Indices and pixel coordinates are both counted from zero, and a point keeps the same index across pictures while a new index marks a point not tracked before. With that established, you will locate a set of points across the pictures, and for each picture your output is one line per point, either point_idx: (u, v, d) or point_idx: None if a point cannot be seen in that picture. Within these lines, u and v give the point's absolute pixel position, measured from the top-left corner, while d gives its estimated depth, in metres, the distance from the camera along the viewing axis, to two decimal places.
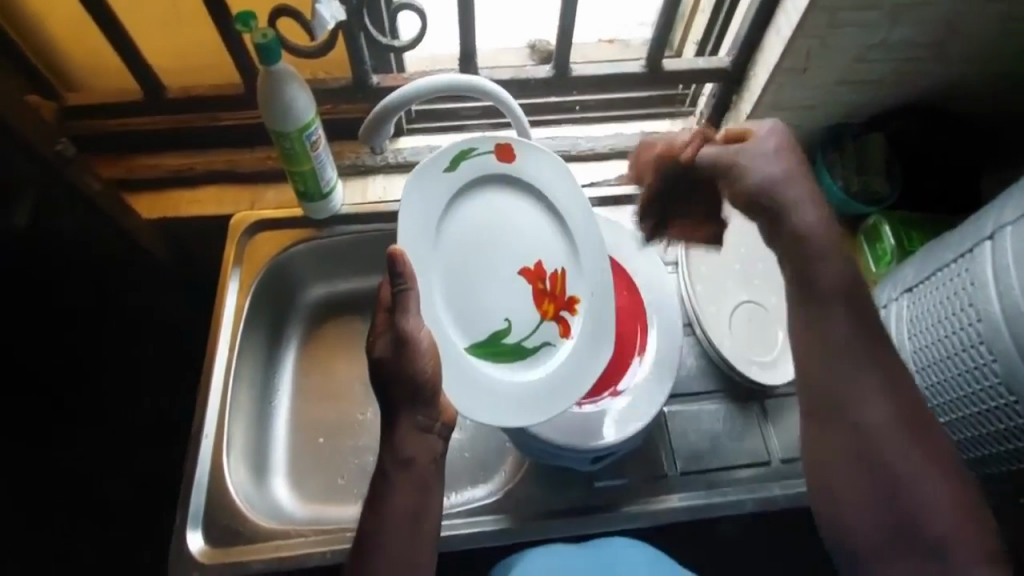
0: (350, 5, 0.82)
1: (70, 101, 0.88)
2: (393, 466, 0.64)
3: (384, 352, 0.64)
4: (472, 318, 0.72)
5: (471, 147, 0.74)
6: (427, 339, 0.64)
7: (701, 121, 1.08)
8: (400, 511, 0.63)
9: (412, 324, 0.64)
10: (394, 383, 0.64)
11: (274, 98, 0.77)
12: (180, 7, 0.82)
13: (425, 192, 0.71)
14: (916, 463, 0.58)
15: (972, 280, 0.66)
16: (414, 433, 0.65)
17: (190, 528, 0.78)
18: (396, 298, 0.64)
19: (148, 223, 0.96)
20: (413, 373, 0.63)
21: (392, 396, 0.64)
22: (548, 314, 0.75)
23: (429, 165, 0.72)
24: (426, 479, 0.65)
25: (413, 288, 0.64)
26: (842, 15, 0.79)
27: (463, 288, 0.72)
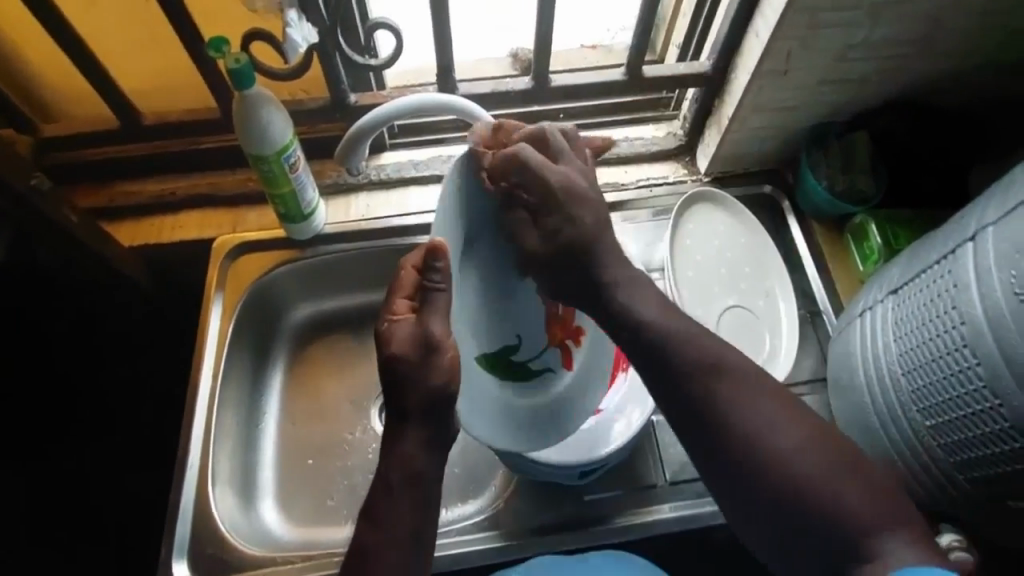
0: (324, 27, 0.82)
1: (46, 132, 0.89)
2: (400, 482, 0.62)
3: (401, 348, 0.60)
4: (490, 335, 0.74)
5: (519, 144, 0.69)
6: (452, 349, 0.61)
7: (685, 125, 1.07)
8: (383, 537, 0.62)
9: (440, 328, 0.60)
10: (409, 386, 0.60)
11: (248, 123, 0.77)
12: (152, 33, 0.82)
13: (468, 180, 0.67)
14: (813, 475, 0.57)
15: (955, 282, 0.65)
16: (419, 450, 0.62)
17: (176, 558, 0.77)
18: (429, 295, 0.61)
19: (131, 250, 0.96)
20: (430, 384, 0.60)
21: (403, 406, 0.61)
22: (554, 340, 0.79)
23: (475, 152, 0.66)
24: (431, 495, 0.63)
25: (447, 291, 0.62)
26: (819, 16, 0.79)
27: (485, 303, 0.72)
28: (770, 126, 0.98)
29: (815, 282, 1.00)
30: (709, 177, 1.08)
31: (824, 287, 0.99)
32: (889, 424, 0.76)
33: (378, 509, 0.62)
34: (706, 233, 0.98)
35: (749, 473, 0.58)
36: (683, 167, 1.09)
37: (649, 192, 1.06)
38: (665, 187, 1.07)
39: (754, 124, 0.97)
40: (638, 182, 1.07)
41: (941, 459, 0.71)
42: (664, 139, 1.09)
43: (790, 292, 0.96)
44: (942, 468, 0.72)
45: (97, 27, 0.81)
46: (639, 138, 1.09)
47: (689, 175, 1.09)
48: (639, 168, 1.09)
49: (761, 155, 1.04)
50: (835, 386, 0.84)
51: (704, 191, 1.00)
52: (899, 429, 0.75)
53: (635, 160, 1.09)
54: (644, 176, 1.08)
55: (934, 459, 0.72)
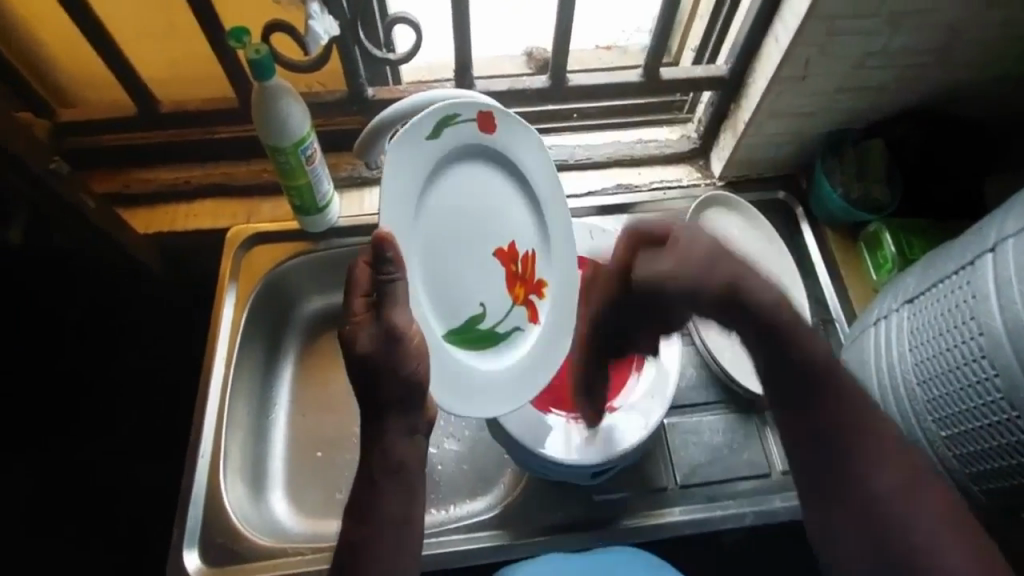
0: (344, 19, 0.81)
1: (63, 117, 0.88)
2: (383, 474, 0.63)
3: (369, 347, 0.60)
4: (450, 305, 0.68)
5: (454, 113, 0.68)
6: (417, 336, 0.61)
7: (700, 129, 1.07)
8: (384, 524, 0.63)
9: (402, 318, 0.60)
10: (381, 383, 0.61)
11: (269, 114, 0.77)
12: (173, 21, 0.82)
13: (411, 160, 0.64)
14: (889, 491, 0.57)
15: (973, 293, 0.65)
16: (404, 438, 0.64)
17: (186, 547, 0.77)
18: (384, 288, 0.59)
19: (145, 237, 0.96)
20: (399, 378, 0.61)
21: (376, 400, 0.62)
22: (518, 297, 0.75)
23: (413, 132, 0.64)
24: (418, 484, 0.65)
25: (404, 278, 0.59)
26: (841, 23, 0.79)
27: (440, 268, 0.67)
28: (786, 132, 0.98)
29: (828, 289, 1.00)
30: (723, 181, 1.08)
31: (836, 294, 0.99)
32: None
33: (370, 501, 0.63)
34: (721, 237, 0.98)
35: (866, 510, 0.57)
36: (696, 171, 1.09)
37: (663, 195, 1.06)
38: (679, 191, 1.07)
39: (770, 129, 0.97)
40: (652, 185, 1.07)
41: (956, 470, 0.72)
42: (678, 142, 1.09)
43: (803, 299, 0.97)
44: (956, 478, 0.72)
45: (117, 14, 0.80)
46: (653, 141, 1.09)
47: (703, 178, 1.09)
48: (652, 170, 1.09)
49: (775, 161, 1.04)
50: None
51: (717, 197, 1.00)
52: (913, 439, 0.75)
53: (649, 162, 1.09)
54: (657, 178, 1.08)
55: (948, 469, 0.72)
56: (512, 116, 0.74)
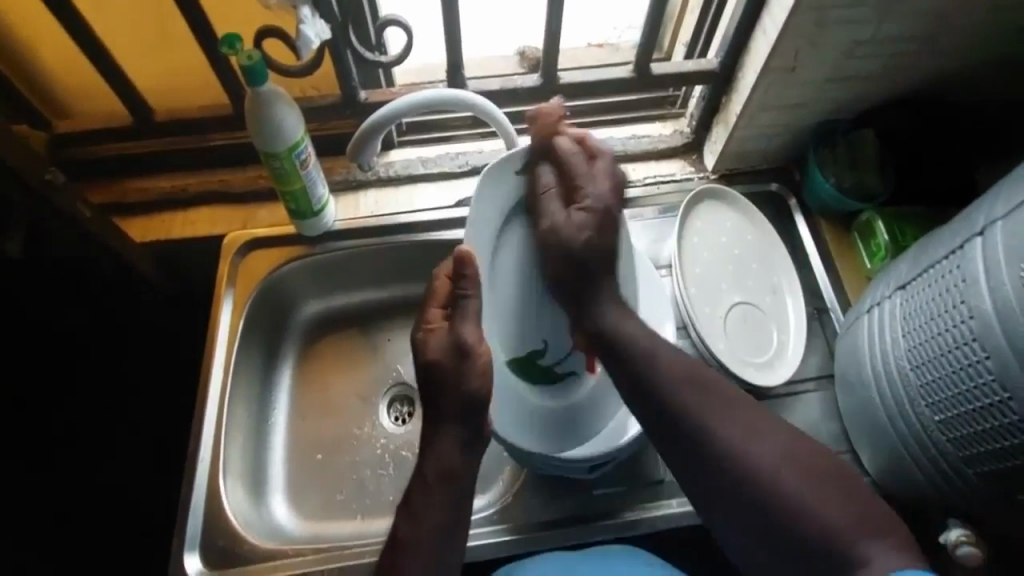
0: (335, 22, 0.82)
1: (59, 129, 0.90)
2: (434, 479, 0.68)
3: (436, 354, 0.70)
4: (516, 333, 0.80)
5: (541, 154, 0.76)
6: (483, 353, 0.69)
7: (692, 123, 1.08)
8: (422, 527, 0.66)
9: (469, 332, 0.69)
10: (445, 389, 0.69)
11: (262, 119, 0.78)
12: (165, 31, 0.83)
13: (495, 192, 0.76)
14: (774, 467, 0.62)
15: (963, 277, 0.65)
16: (453, 444, 0.69)
17: (188, 551, 0.78)
18: (459, 304, 0.69)
19: (142, 246, 0.96)
20: (462, 390, 0.68)
21: (440, 405, 0.69)
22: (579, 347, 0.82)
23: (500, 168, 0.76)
24: (466, 489, 0.69)
25: (475, 297, 0.70)
26: (829, 14, 0.79)
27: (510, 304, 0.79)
28: (779, 123, 0.98)
29: (822, 281, 1.00)
30: (716, 174, 1.08)
31: (831, 285, 0.99)
32: (898, 419, 0.76)
33: (416, 508, 0.67)
34: (714, 230, 0.98)
35: (728, 493, 0.63)
36: (690, 165, 1.09)
37: (657, 189, 1.07)
38: (672, 185, 1.08)
39: (762, 121, 0.97)
40: (645, 180, 1.08)
41: (949, 453, 0.72)
42: (671, 137, 1.10)
43: (797, 290, 0.97)
44: (950, 462, 0.72)
45: (111, 26, 0.82)
46: (645, 136, 1.10)
47: (696, 172, 1.09)
48: (646, 165, 1.09)
49: (768, 153, 1.05)
50: (843, 380, 0.85)
51: (711, 188, 1.00)
52: (908, 424, 0.75)
53: (643, 157, 1.09)
54: (651, 173, 1.08)
55: (942, 453, 0.73)
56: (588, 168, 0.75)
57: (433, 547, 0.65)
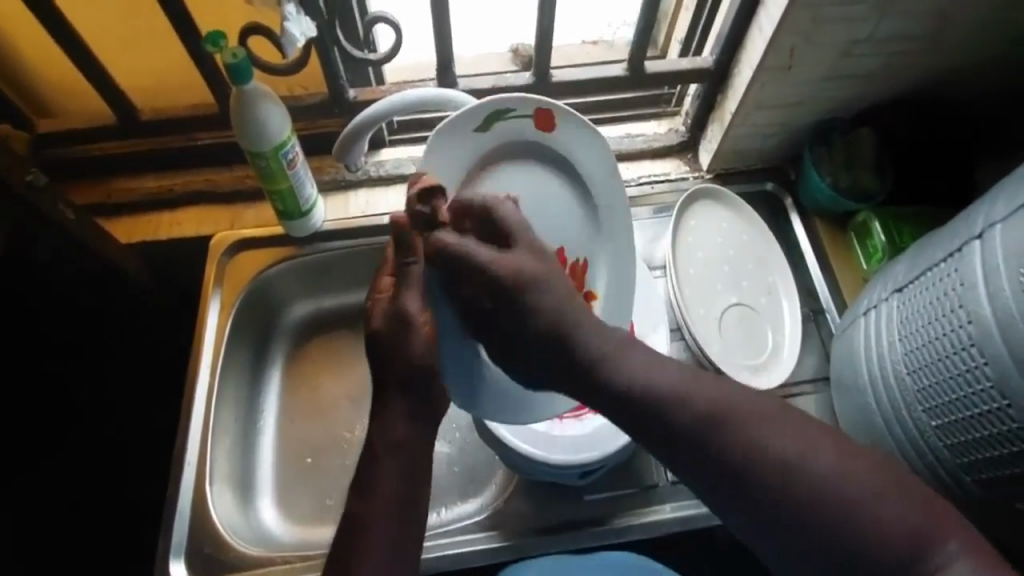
0: (322, 20, 0.81)
1: (41, 127, 0.88)
2: (384, 450, 0.62)
3: (381, 324, 0.63)
4: None
5: (508, 107, 0.67)
6: (426, 323, 0.62)
7: (687, 121, 1.06)
8: (374, 506, 0.61)
9: (414, 304, 0.62)
10: (387, 359, 0.62)
11: (246, 119, 0.76)
12: (150, 30, 0.82)
13: (458, 150, 0.66)
14: (828, 466, 0.51)
15: (962, 280, 0.64)
16: (402, 419, 0.63)
17: (173, 559, 0.76)
18: (404, 272, 0.62)
19: (128, 247, 0.95)
20: (408, 360, 0.62)
21: (383, 379, 0.63)
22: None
23: (460, 122, 0.64)
24: (416, 460, 0.63)
25: (422, 264, 0.62)
26: (826, 11, 0.77)
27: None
28: (775, 122, 0.97)
29: (818, 281, 0.99)
30: (711, 173, 1.06)
31: (828, 286, 0.98)
32: (894, 424, 0.75)
33: (366, 483, 0.62)
34: (709, 230, 0.97)
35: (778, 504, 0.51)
36: (684, 164, 1.08)
37: (651, 188, 1.05)
38: (666, 184, 1.06)
39: (757, 120, 0.95)
40: (639, 179, 1.06)
41: (947, 459, 0.71)
42: (666, 135, 1.08)
43: (794, 291, 0.96)
44: (948, 468, 0.71)
45: (94, 23, 0.80)
46: (640, 135, 1.08)
47: (691, 171, 1.08)
48: (640, 164, 1.08)
49: (763, 152, 1.03)
50: (839, 385, 0.84)
51: (705, 187, 0.98)
52: (904, 429, 0.74)
53: (636, 156, 1.08)
54: (644, 172, 1.07)
55: (939, 459, 0.71)
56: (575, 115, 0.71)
57: (388, 522, 0.61)
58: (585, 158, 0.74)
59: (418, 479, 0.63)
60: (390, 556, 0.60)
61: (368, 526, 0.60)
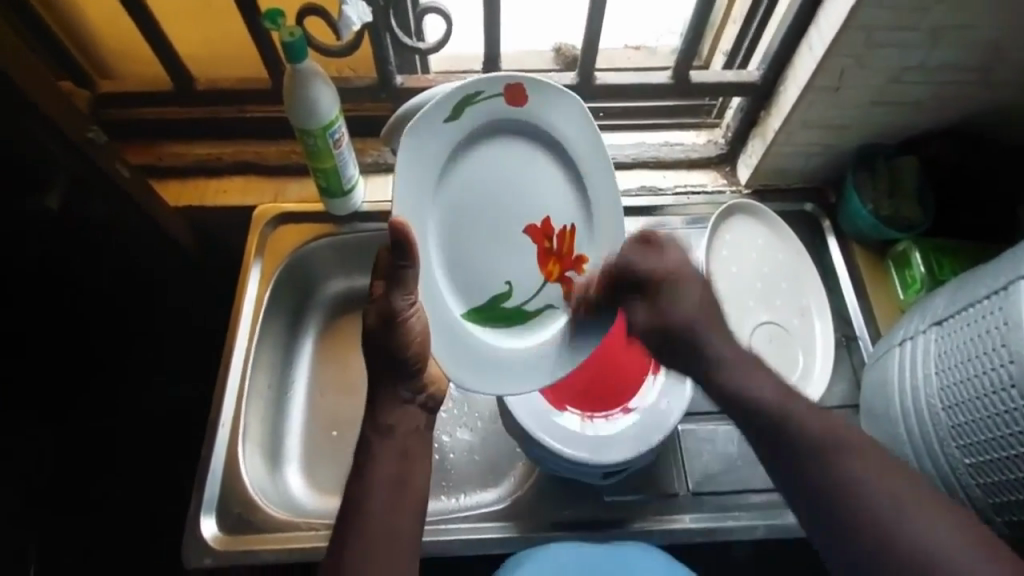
0: (377, 6, 0.81)
1: (102, 88, 0.89)
2: (376, 434, 0.67)
3: (373, 321, 0.67)
4: (470, 282, 0.74)
5: (475, 91, 0.72)
6: (415, 317, 0.68)
7: (728, 134, 1.06)
8: (373, 482, 0.64)
9: (404, 301, 0.66)
10: (383, 353, 0.68)
11: (298, 96, 0.78)
12: (210, 0, 0.83)
13: (428, 143, 0.71)
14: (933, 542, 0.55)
15: (1006, 319, 0.64)
16: (397, 404, 0.69)
17: (204, 514, 0.78)
18: (394, 273, 0.65)
19: (175, 211, 0.96)
20: (399, 351, 0.68)
21: (379, 367, 0.69)
22: (551, 275, 0.77)
23: (429, 115, 0.70)
24: (408, 445, 0.68)
25: (414, 267, 0.65)
26: (879, 35, 0.77)
27: (461, 246, 0.74)
28: (819, 142, 0.96)
29: (852, 306, 0.98)
30: (749, 189, 1.06)
31: (861, 311, 0.98)
32: (924, 458, 0.74)
33: (368, 457, 0.66)
34: (745, 245, 0.97)
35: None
36: (722, 177, 1.08)
37: (688, 199, 1.05)
38: (703, 197, 1.06)
39: (800, 139, 0.95)
40: (676, 189, 1.06)
41: (977, 498, 0.70)
42: (705, 147, 1.08)
43: (826, 313, 0.95)
44: (978, 508, 0.70)
45: None
46: (679, 145, 1.08)
47: (729, 185, 1.07)
48: (677, 174, 1.07)
49: (804, 172, 1.02)
50: (869, 414, 0.83)
51: (742, 203, 0.98)
52: (935, 465, 0.73)
53: (675, 166, 1.07)
54: (681, 183, 1.06)
55: (969, 498, 0.71)
56: (541, 83, 0.74)
57: (382, 500, 0.64)
58: (562, 125, 0.77)
59: (413, 458, 0.68)
60: (390, 526, 0.63)
61: (366, 497, 0.64)
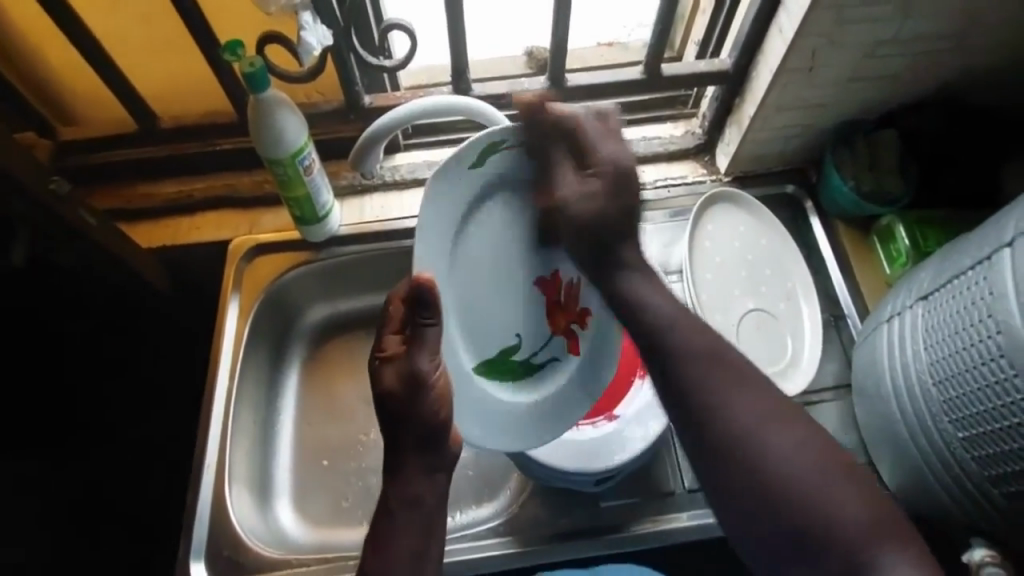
0: (338, 28, 0.81)
1: (65, 136, 0.90)
2: (399, 505, 0.67)
3: (393, 385, 0.65)
4: (484, 338, 0.73)
5: (501, 140, 0.66)
6: (440, 378, 0.65)
7: (704, 123, 1.04)
8: (392, 558, 0.65)
9: (427, 362, 0.64)
10: (400, 419, 0.66)
11: (263, 126, 0.77)
12: (167, 39, 0.83)
13: (449, 196, 0.67)
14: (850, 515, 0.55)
15: (990, 289, 0.62)
16: (420, 474, 0.68)
17: (193, 559, 0.78)
18: (418, 332, 0.64)
19: (149, 253, 0.96)
20: (423, 417, 0.65)
21: (398, 437, 0.67)
22: (559, 329, 0.76)
23: (452, 167, 0.66)
24: (431, 517, 0.68)
25: (437, 324, 0.64)
26: (847, 12, 0.76)
27: (471, 295, 0.71)
28: (795, 124, 0.95)
29: (838, 284, 0.97)
30: (728, 176, 1.05)
31: (847, 288, 0.96)
32: (920, 436, 0.73)
33: (387, 527, 0.67)
34: (725, 234, 0.96)
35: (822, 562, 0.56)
36: (702, 167, 1.06)
37: (667, 192, 1.04)
38: (683, 188, 1.05)
39: (776, 123, 0.94)
40: (655, 183, 1.05)
41: (974, 473, 0.69)
42: (682, 138, 1.07)
43: (813, 296, 0.94)
44: (975, 482, 0.69)
45: (116, 33, 0.81)
46: (656, 138, 1.07)
47: (709, 174, 1.06)
48: (656, 168, 1.06)
49: (784, 153, 1.01)
50: (862, 394, 0.82)
51: (722, 192, 0.97)
52: (930, 441, 0.72)
53: (653, 159, 1.06)
54: (660, 176, 1.05)
55: (966, 473, 0.69)
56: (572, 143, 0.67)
57: (403, 574, 0.65)
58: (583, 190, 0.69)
59: (435, 530, 0.68)
60: None
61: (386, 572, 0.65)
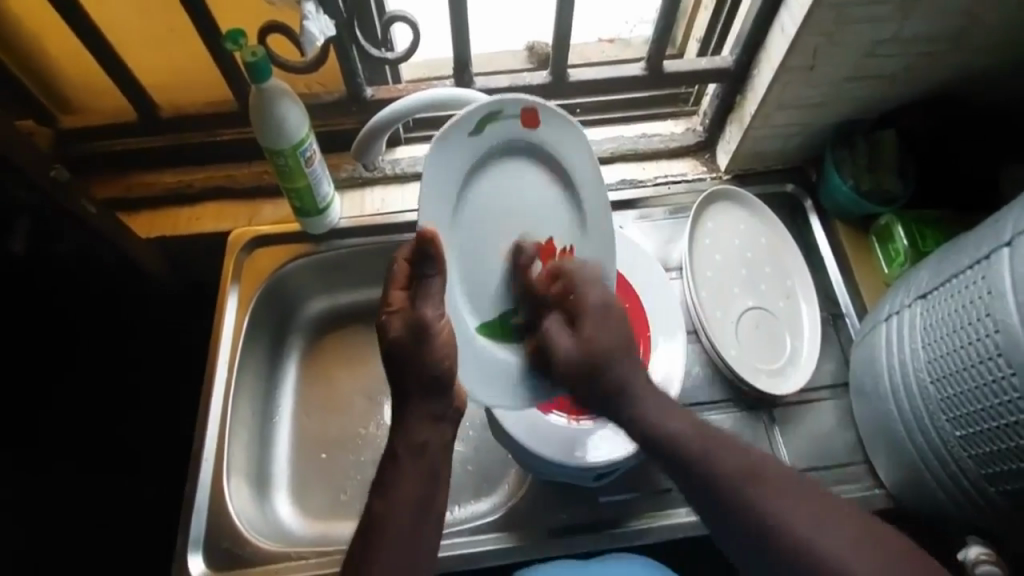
0: (340, 20, 0.80)
1: (63, 124, 0.89)
2: (405, 452, 0.67)
3: (399, 335, 0.65)
4: (486, 302, 0.69)
5: (497, 110, 0.65)
6: (446, 330, 0.64)
7: (705, 121, 1.05)
8: (394, 508, 0.65)
9: (432, 313, 0.63)
10: (405, 369, 0.65)
11: (266, 117, 0.77)
12: (167, 26, 0.82)
13: (451, 160, 0.63)
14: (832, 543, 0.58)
15: (988, 289, 0.63)
16: (428, 423, 0.67)
17: (191, 551, 0.78)
18: (421, 283, 0.62)
19: (147, 242, 0.96)
20: (428, 369, 0.65)
21: (406, 386, 0.66)
22: None
23: (455, 130, 0.62)
24: (435, 467, 0.68)
25: (441, 276, 0.62)
26: (850, 12, 0.76)
27: (475, 262, 0.67)
28: (796, 123, 0.95)
29: (837, 282, 0.98)
30: (728, 174, 1.05)
31: (844, 285, 0.97)
32: (916, 432, 0.74)
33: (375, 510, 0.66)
34: (727, 230, 0.96)
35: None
36: (702, 164, 1.07)
37: (668, 188, 1.04)
38: (683, 185, 1.05)
39: (777, 121, 0.94)
40: (656, 179, 1.05)
41: (971, 471, 0.69)
42: (683, 135, 1.07)
43: (812, 295, 0.95)
44: (971, 479, 0.70)
45: (115, 20, 0.80)
46: (657, 135, 1.07)
47: (709, 172, 1.07)
48: (657, 165, 1.06)
49: (784, 152, 1.02)
50: (859, 392, 0.83)
51: (725, 189, 0.97)
52: (926, 438, 0.73)
53: (654, 156, 1.06)
54: (660, 173, 1.05)
55: (963, 470, 0.70)
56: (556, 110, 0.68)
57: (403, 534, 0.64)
58: (570, 155, 0.71)
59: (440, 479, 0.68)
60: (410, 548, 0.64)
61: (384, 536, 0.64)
